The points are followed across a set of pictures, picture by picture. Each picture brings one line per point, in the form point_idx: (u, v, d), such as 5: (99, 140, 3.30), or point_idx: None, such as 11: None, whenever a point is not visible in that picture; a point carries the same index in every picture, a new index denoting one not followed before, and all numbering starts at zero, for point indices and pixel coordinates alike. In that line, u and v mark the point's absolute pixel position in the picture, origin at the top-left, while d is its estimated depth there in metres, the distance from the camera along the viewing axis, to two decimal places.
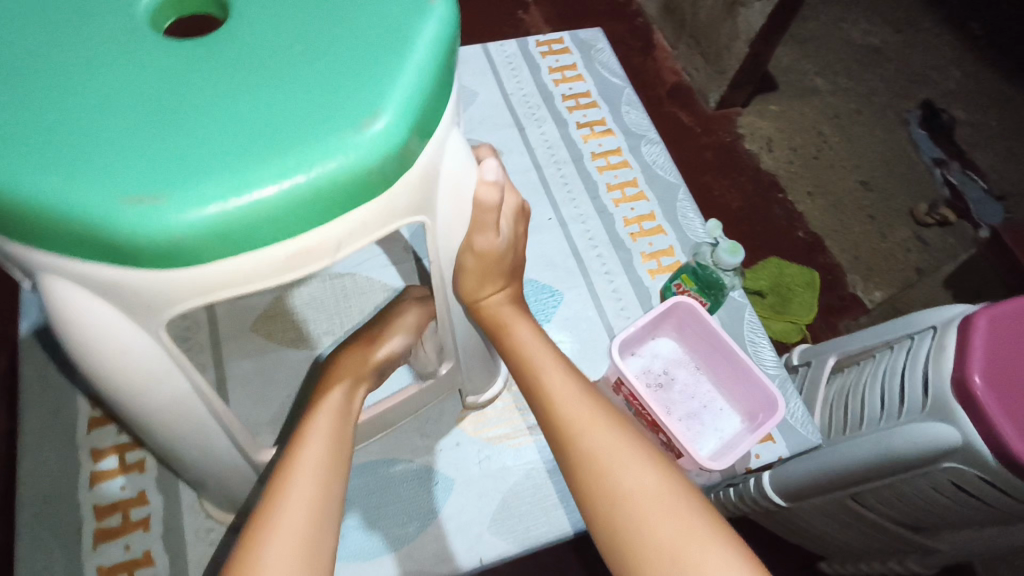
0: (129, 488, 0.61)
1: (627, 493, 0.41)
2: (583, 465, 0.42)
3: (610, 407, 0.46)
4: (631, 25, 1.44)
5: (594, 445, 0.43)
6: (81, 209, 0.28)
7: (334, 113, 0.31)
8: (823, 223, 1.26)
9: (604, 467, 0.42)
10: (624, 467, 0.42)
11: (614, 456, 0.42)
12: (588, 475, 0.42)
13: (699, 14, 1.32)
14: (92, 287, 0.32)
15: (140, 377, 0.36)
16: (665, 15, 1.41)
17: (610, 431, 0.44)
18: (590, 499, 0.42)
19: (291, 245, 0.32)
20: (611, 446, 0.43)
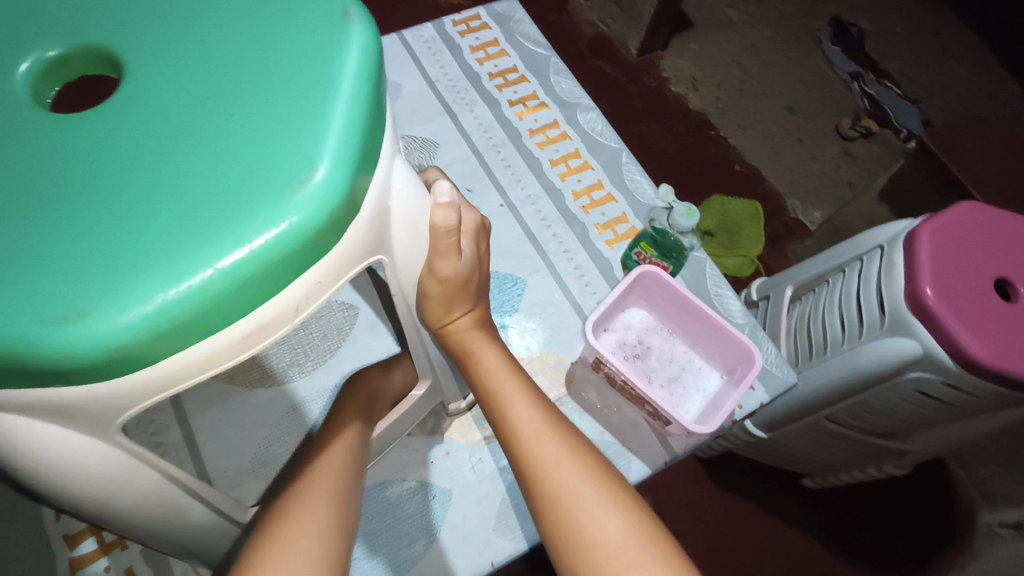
0: (114, 568, 0.58)
1: (592, 540, 0.40)
2: (550, 505, 0.42)
3: (581, 447, 0.45)
4: None
5: (563, 484, 0.42)
6: (4, 336, 0.26)
7: (267, 175, 0.29)
8: (757, 153, 1.28)
9: (571, 514, 0.41)
10: (591, 514, 0.41)
11: (582, 501, 0.41)
12: (554, 518, 0.41)
13: None
14: (28, 411, 0.29)
15: (102, 485, 0.34)
16: None
17: (581, 475, 0.43)
18: (555, 544, 0.41)
19: (245, 323, 0.30)
20: (579, 489, 0.42)
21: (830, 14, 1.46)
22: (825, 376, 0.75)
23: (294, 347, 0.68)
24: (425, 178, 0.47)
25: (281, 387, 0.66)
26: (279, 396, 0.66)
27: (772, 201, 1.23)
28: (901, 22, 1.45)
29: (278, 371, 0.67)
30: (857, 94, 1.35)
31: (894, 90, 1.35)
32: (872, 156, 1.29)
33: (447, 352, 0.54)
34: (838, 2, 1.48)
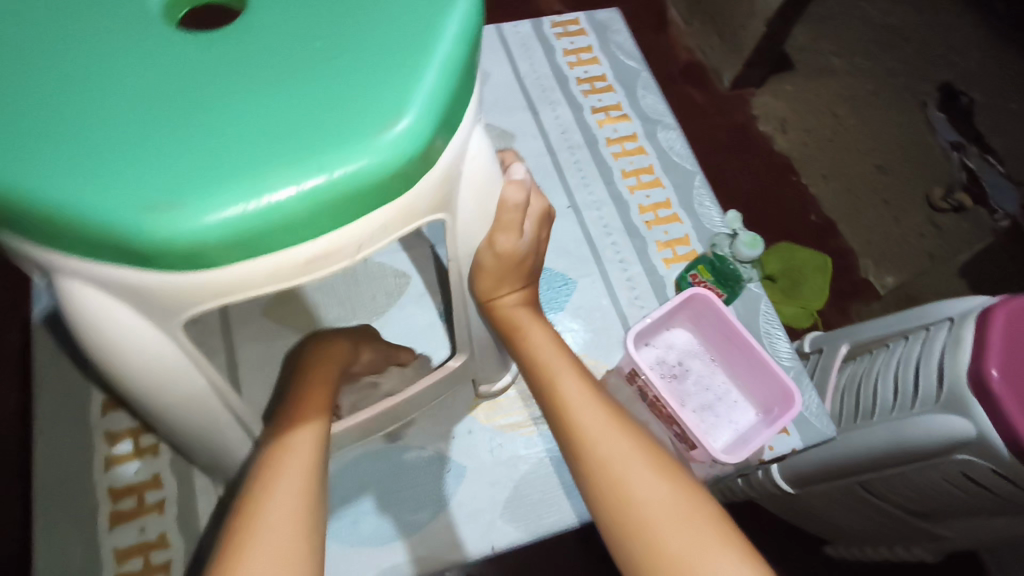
0: (143, 471, 0.62)
1: (639, 506, 0.39)
2: (595, 469, 0.41)
3: (625, 417, 0.44)
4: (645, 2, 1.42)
5: (609, 451, 0.41)
6: (99, 213, 0.28)
7: (354, 115, 0.31)
8: (836, 206, 1.24)
9: (619, 482, 0.40)
10: (636, 476, 0.40)
11: (630, 467, 0.40)
12: (599, 481, 0.40)
13: None
14: (110, 289, 0.32)
15: (158, 376, 0.36)
16: None
17: (623, 438, 0.42)
18: (600, 506, 0.40)
19: (310, 248, 0.32)
20: (622, 453, 0.41)
21: (940, 79, 1.40)
22: (866, 440, 0.71)
23: (343, 302, 0.71)
24: (503, 159, 0.48)
25: None
26: None
27: (844, 257, 1.19)
28: (1017, 100, 1.38)
29: (325, 322, 0.70)
30: (957, 165, 1.29)
31: (999, 167, 1.27)
32: (960, 232, 1.23)
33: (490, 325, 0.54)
34: (952, 68, 1.42)
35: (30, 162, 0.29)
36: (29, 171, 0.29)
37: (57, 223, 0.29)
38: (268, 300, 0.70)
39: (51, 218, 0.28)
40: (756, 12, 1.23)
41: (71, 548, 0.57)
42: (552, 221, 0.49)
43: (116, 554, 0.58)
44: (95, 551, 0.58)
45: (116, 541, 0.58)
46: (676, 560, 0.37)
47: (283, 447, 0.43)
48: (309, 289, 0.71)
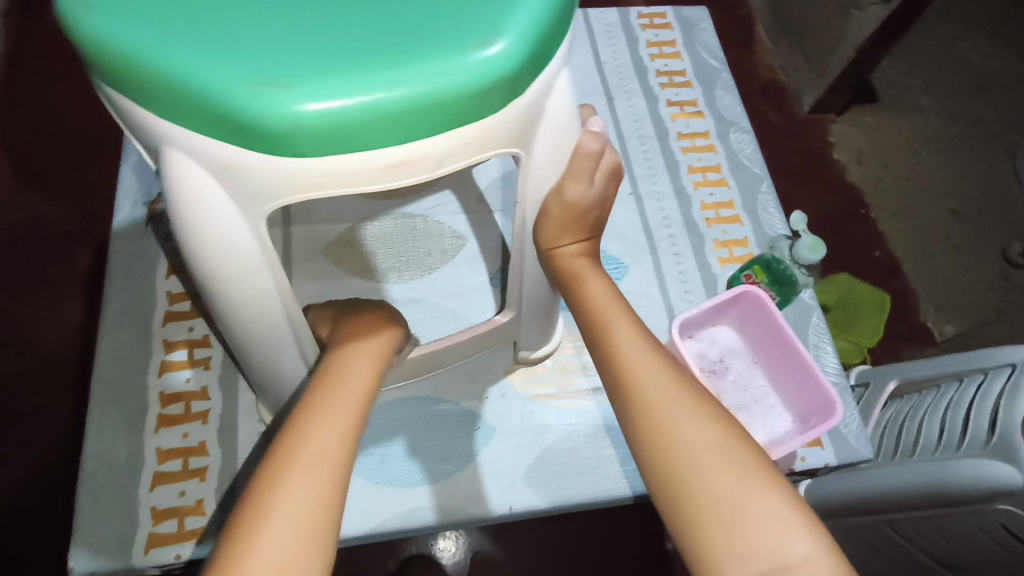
0: (194, 381, 0.65)
1: (683, 445, 0.40)
2: (640, 411, 0.42)
3: (677, 367, 0.45)
4: (732, 15, 1.41)
5: (655, 395, 0.43)
6: (211, 84, 0.30)
7: (453, 31, 0.32)
8: (903, 245, 1.20)
9: (664, 423, 0.41)
10: (683, 418, 0.41)
11: (675, 409, 0.42)
12: (641, 423, 0.42)
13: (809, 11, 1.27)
14: (209, 169, 0.34)
15: (234, 269, 0.38)
16: (769, 8, 1.37)
17: (668, 385, 0.43)
18: (641, 448, 0.42)
19: (395, 153, 0.33)
20: (669, 397, 0.42)
21: None
22: (899, 477, 0.68)
23: (400, 254, 0.73)
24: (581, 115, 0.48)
25: (378, 284, 0.71)
26: (374, 290, 0.70)
27: (904, 298, 1.15)
28: None
29: (380, 270, 0.72)
30: None
31: None
32: None
33: (545, 279, 0.55)
34: None
35: (156, 30, 0.31)
36: (154, 38, 0.31)
37: (173, 90, 0.31)
38: (330, 240, 0.72)
39: (169, 85, 0.31)
40: (846, 37, 1.20)
41: (120, 441, 0.62)
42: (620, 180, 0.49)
43: (159, 454, 0.61)
44: (140, 448, 0.62)
45: (161, 442, 0.62)
46: (714, 498, 0.38)
47: (318, 425, 0.39)
48: (368, 236, 0.73)
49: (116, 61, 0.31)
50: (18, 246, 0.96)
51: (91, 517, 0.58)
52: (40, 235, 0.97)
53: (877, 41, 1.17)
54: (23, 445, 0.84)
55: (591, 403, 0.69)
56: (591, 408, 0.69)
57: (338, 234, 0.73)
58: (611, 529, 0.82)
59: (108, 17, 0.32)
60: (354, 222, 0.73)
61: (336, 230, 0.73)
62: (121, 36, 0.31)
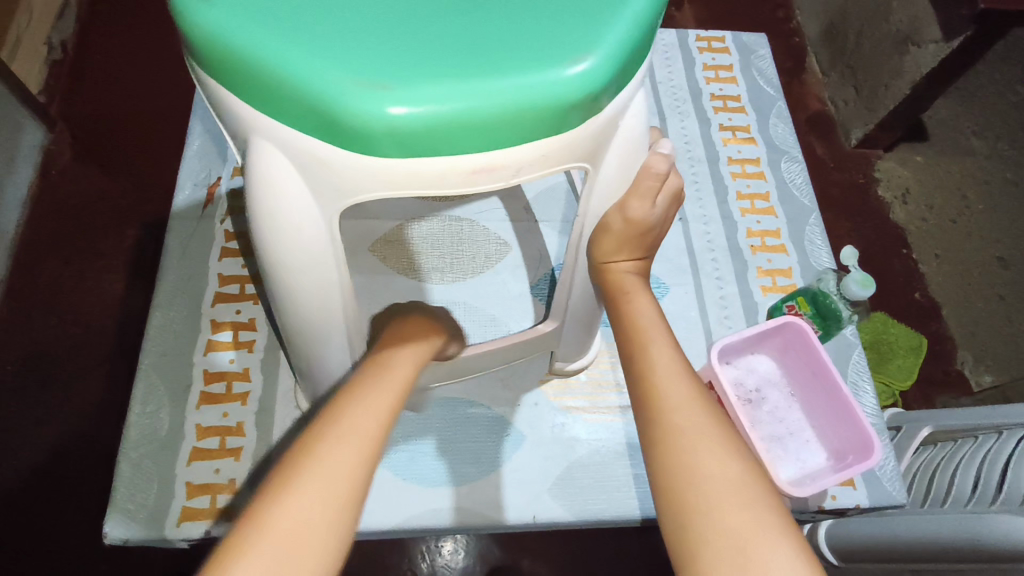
0: (237, 362, 0.66)
1: (704, 475, 0.40)
2: (665, 433, 0.42)
3: (708, 398, 0.45)
4: (786, 43, 1.41)
5: (684, 422, 0.42)
6: (311, 80, 0.32)
7: (546, 45, 0.33)
8: (944, 288, 1.18)
9: (688, 450, 0.41)
10: (706, 450, 0.41)
11: (702, 440, 0.41)
12: (662, 445, 0.42)
13: (863, 45, 1.25)
14: (296, 162, 0.35)
15: (304, 259, 0.39)
16: (824, 40, 1.36)
17: (702, 417, 0.43)
18: (657, 474, 0.41)
19: (475, 160, 0.34)
20: (698, 428, 0.42)
21: None
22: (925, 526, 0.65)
23: (444, 255, 0.74)
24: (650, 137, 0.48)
25: (420, 283, 0.72)
26: (416, 289, 0.71)
27: (942, 343, 1.13)
28: None
29: (423, 269, 0.73)
30: None
31: None
32: None
33: (593, 294, 0.56)
34: None
35: (262, 23, 0.32)
36: (258, 29, 0.32)
37: (273, 83, 0.32)
38: (377, 237, 0.74)
39: (268, 75, 0.32)
40: (904, 73, 1.16)
41: (162, 414, 0.63)
42: (679, 202, 0.50)
43: (198, 430, 0.63)
44: (180, 422, 0.63)
45: (201, 419, 0.63)
46: (726, 535, 0.37)
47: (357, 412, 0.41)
48: (414, 236, 0.74)
49: (219, 48, 0.33)
50: (75, 218, 1.00)
51: (129, 485, 0.60)
52: (96, 208, 1.01)
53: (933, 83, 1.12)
54: (64, 409, 0.87)
55: (621, 420, 0.69)
56: (621, 426, 0.69)
57: (386, 232, 0.74)
58: (627, 549, 0.82)
59: (216, 5, 0.33)
60: (403, 221, 0.75)
61: (385, 227, 0.74)
62: (229, 27, 0.32)
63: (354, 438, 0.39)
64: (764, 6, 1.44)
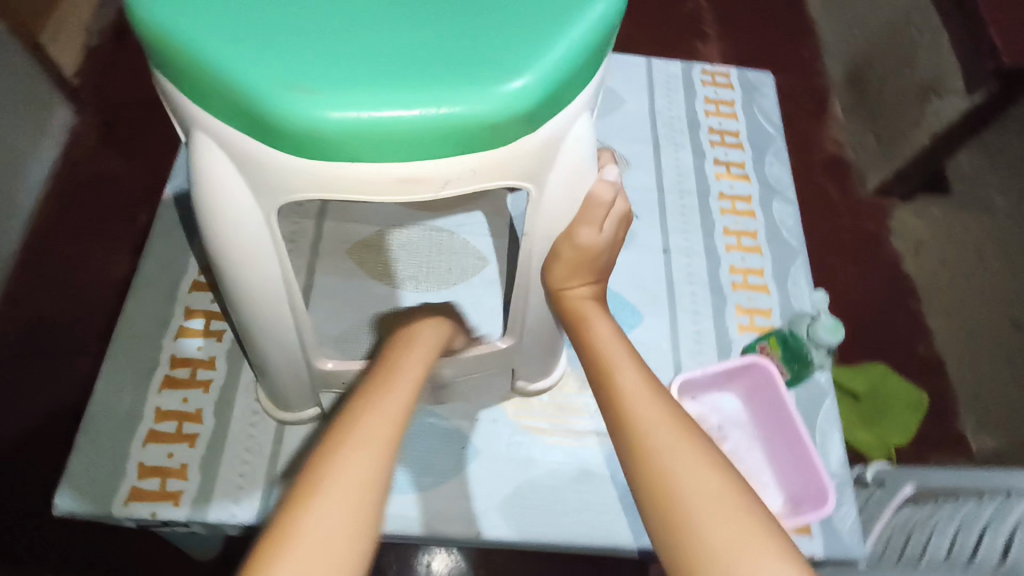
0: (204, 350, 0.68)
1: (684, 495, 0.39)
2: (642, 458, 0.42)
3: (680, 410, 0.44)
4: (810, 84, 1.38)
5: (661, 444, 0.42)
6: (241, 80, 0.33)
7: (477, 63, 0.34)
8: (954, 346, 1.12)
9: (667, 471, 0.40)
10: (684, 468, 0.40)
11: (678, 457, 0.41)
12: (641, 468, 0.41)
13: (886, 94, 1.29)
14: (233, 157, 0.36)
15: (245, 254, 0.40)
16: (847, 86, 1.36)
17: (680, 433, 0.42)
18: (643, 496, 0.41)
19: (403, 169, 0.35)
20: (674, 445, 0.42)
21: None
22: None
23: (421, 264, 0.74)
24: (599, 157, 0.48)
25: (394, 290, 0.73)
26: (389, 296, 0.72)
27: (944, 401, 1.07)
28: None
29: (399, 277, 0.73)
30: None
31: None
32: None
33: (551, 317, 0.56)
34: None
35: (205, 23, 0.34)
36: (200, 28, 0.34)
37: (207, 80, 0.33)
38: (357, 241, 0.75)
39: (203, 72, 0.33)
40: (923, 123, 1.20)
41: (125, 393, 0.65)
42: (629, 225, 0.50)
43: (158, 413, 0.64)
44: (141, 403, 0.64)
45: (161, 402, 0.65)
46: (715, 552, 0.37)
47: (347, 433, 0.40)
48: (393, 244, 0.75)
49: (163, 43, 0.34)
50: (85, 197, 1.02)
51: (84, 460, 0.61)
52: (113, 190, 1.03)
53: (953, 134, 1.15)
54: (57, 384, 0.88)
55: (578, 446, 0.68)
56: (578, 451, 0.68)
57: (367, 236, 0.75)
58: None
59: (165, 3, 0.34)
60: (383, 228, 0.76)
61: (366, 232, 0.75)
62: (172, 24, 0.34)
63: (374, 441, 0.40)
64: (790, 47, 1.43)
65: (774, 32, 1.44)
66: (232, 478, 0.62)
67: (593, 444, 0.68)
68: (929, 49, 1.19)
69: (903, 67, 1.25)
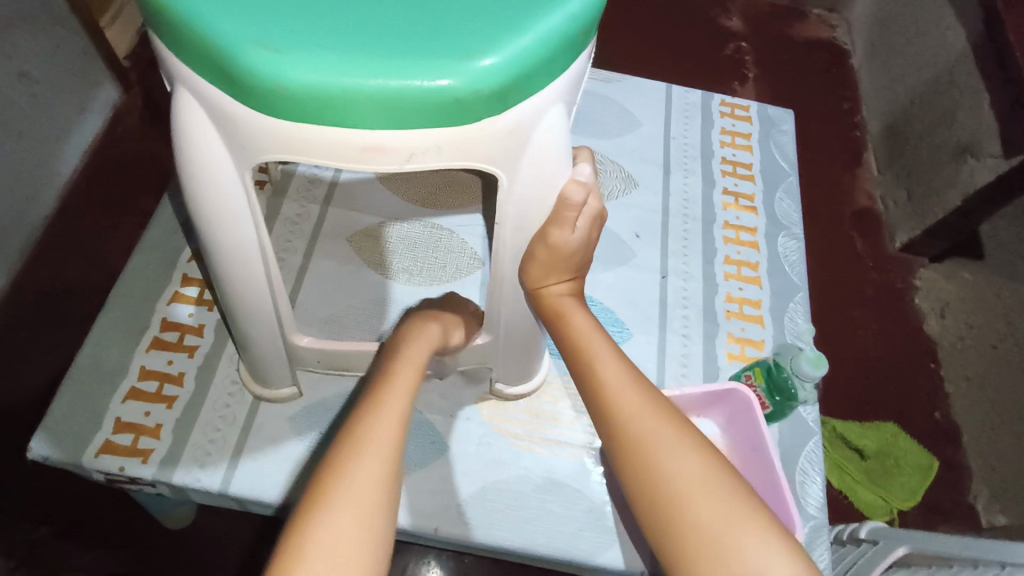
0: (195, 318, 0.70)
1: (671, 478, 0.44)
2: (631, 446, 0.46)
3: (662, 401, 0.49)
4: (845, 135, 1.32)
5: (647, 433, 0.46)
6: (217, 35, 0.34)
7: (446, 40, 0.35)
8: (970, 416, 1.06)
9: (653, 457, 0.45)
10: (670, 453, 0.45)
11: (663, 444, 0.45)
12: (630, 454, 0.46)
13: (923, 150, 1.19)
14: (211, 112, 0.38)
15: (219, 211, 0.42)
16: (885, 138, 1.28)
17: (664, 423, 0.47)
18: (635, 480, 0.45)
19: (368, 137, 0.37)
20: (658, 434, 0.46)
21: None
22: None
23: (417, 259, 0.75)
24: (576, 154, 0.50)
25: (386, 280, 0.74)
26: (380, 285, 0.73)
27: (956, 469, 1.01)
28: None
29: (392, 268, 0.75)
30: None
31: None
32: None
33: (530, 319, 0.57)
34: None
35: None
36: None
37: (188, 32, 0.35)
38: (357, 229, 0.77)
39: (184, 25, 0.35)
40: (957, 184, 1.11)
41: (113, 349, 0.67)
42: (603, 223, 0.52)
43: (142, 371, 0.66)
44: (127, 360, 0.67)
45: (147, 362, 0.67)
46: (701, 527, 0.42)
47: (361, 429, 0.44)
48: (392, 236, 0.77)
49: None
50: (107, 169, 1.04)
51: (65, 409, 0.63)
52: (145, 168, 1.05)
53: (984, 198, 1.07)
54: (61, 344, 0.89)
55: (549, 454, 0.68)
56: (547, 459, 0.67)
57: (367, 226, 0.77)
58: None
59: None
60: (385, 220, 0.78)
61: (367, 221, 0.77)
62: None
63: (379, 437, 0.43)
64: (828, 97, 1.36)
65: (814, 80, 1.38)
66: (202, 445, 0.63)
67: (562, 454, 0.68)
68: (969, 113, 1.09)
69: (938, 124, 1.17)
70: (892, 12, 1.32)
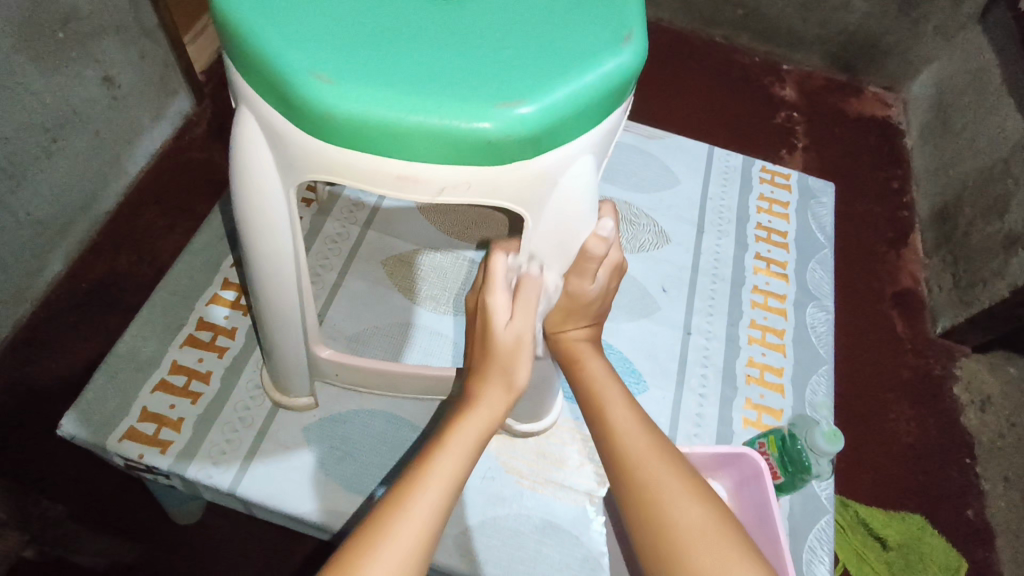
0: (229, 320, 0.73)
1: (674, 525, 0.45)
2: (637, 491, 0.47)
3: (669, 447, 0.50)
4: (891, 214, 1.30)
5: (652, 478, 0.47)
6: (281, 62, 0.38)
7: (487, 86, 0.38)
8: (1005, 519, 1.01)
9: (658, 502, 0.46)
10: (674, 501, 0.46)
11: (668, 490, 0.46)
12: (635, 500, 0.47)
13: (971, 237, 1.16)
14: (267, 131, 0.41)
15: (263, 221, 0.44)
16: (934, 221, 1.26)
17: (670, 469, 0.47)
18: (640, 527, 0.46)
19: (404, 167, 0.39)
20: (664, 479, 0.47)
21: None
22: None
23: (444, 287, 0.78)
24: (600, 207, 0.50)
25: (413, 305, 0.76)
26: (406, 309, 0.76)
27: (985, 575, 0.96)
28: None
29: (421, 294, 0.77)
30: None
31: None
32: None
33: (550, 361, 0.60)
34: None
35: (264, 12, 0.39)
36: (258, 15, 0.39)
37: (255, 58, 0.39)
38: (393, 254, 0.80)
39: (252, 51, 0.39)
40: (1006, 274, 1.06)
41: (151, 341, 0.71)
42: (623, 275, 0.55)
43: (173, 364, 0.69)
44: (162, 353, 0.70)
45: (178, 356, 0.70)
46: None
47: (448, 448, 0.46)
48: (423, 263, 0.79)
49: (226, 21, 0.40)
50: (173, 175, 1.11)
51: (98, 392, 0.66)
52: (209, 177, 1.12)
53: None
54: (104, 331, 0.94)
55: (551, 495, 0.68)
56: (548, 500, 0.67)
57: (403, 252, 0.80)
58: None
59: None
60: (421, 247, 0.81)
61: (403, 248, 0.80)
62: (236, 8, 0.39)
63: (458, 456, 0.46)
64: (877, 175, 1.35)
65: (864, 157, 1.38)
66: (218, 443, 0.65)
67: (563, 497, 0.68)
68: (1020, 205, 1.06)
69: (993, 213, 1.12)
70: (951, 99, 1.31)
